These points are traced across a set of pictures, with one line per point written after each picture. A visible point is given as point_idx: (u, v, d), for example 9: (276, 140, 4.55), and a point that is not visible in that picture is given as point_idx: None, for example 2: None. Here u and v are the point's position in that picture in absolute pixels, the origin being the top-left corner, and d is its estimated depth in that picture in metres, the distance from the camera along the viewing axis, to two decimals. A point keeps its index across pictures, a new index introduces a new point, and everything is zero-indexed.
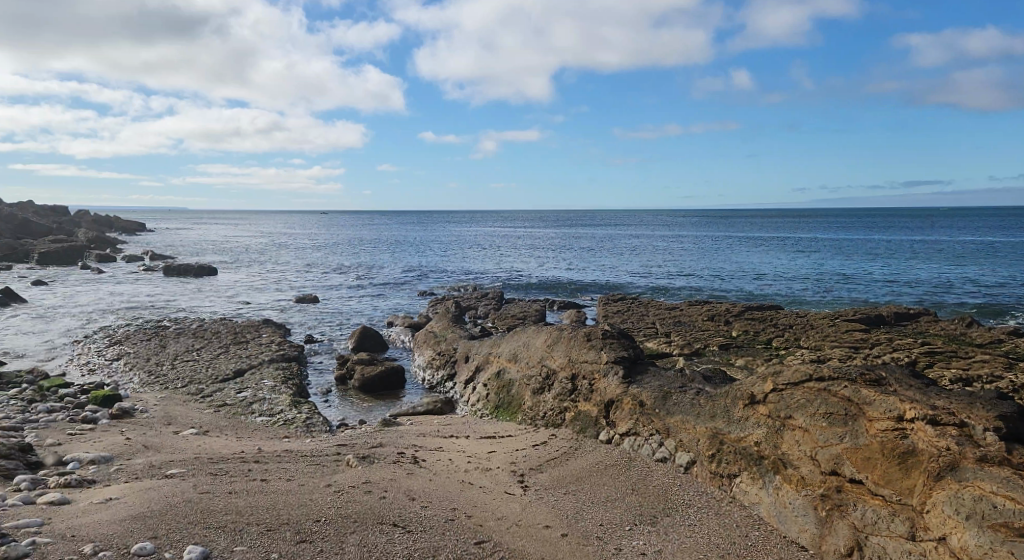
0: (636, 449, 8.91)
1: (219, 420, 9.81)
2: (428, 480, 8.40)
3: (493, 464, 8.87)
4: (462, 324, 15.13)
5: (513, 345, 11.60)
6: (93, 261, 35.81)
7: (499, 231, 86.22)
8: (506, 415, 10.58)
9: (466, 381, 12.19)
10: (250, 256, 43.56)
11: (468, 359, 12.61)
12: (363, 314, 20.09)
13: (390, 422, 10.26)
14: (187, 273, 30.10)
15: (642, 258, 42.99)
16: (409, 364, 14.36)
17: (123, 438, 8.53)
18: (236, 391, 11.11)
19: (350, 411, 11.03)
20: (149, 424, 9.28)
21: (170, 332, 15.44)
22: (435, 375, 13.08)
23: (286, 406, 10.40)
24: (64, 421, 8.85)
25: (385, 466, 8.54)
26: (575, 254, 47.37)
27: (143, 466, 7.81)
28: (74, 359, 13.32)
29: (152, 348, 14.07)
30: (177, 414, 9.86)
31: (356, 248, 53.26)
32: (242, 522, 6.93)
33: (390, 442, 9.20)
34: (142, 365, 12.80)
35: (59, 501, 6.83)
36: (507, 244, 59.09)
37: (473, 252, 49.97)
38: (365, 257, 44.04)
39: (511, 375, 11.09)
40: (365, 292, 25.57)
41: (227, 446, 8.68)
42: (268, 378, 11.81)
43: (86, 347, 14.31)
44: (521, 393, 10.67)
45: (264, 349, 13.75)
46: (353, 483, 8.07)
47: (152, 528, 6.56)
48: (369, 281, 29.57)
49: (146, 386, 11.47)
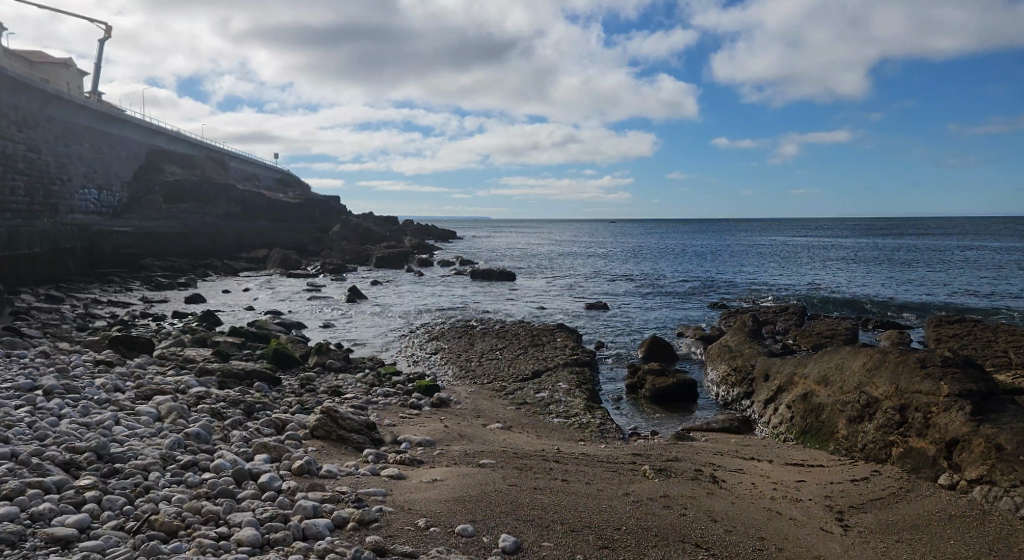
0: (992, 500, 7.12)
1: (522, 417, 10.74)
2: (732, 503, 7.29)
3: (805, 496, 7.66)
4: (761, 340, 14.17)
5: (823, 367, 10.44)
6: (415, 264, 41.57)
7: (790, 239, 80.02)
8: (814, 442, 9.60)
9: (766, 400, 11.37)
10: (541, 263, 46.73)
11: (768, 377, 11.76)
12: (651, 324, 20.05)
13: (683, 435, 10.21)
14: (488, 277, 33.24)
15: (987, 274, 35.74)
16: (702, 378, 13.96)
17: (442, 425, 9.71)
18: (535, 391, 12.12)
19: (640, 420, 11.22)
20: (464, 415, 10.51)
21: (478, 330, 17.05)
22: (731, 392, 12.53)
23: (580, 410, 11.04)
24: (394, 407, 10.53)
25: (683, 482, 7.74)
26: (885, 266, 41.72)
27: (461, 454, 8.33)
28: (403, 350, 15.46)
29: (463, 345, 15.70)
30: (486, 408, 11.06)
31: (639, 257, 53.94)
32: (549, 519, 6.26)
33: (687, 459, 8.73)
34: (457, 360, 14.44)
35: (394, 477, 7.02)
36: (802, 253, 54.55)
37: (761, 263, 47.11)
38: (647, 266, 44.28)
39: (820, 400, 10.02)
40: (651, 302, 25.55)
41: (529, 443, 9.20)
42: (563, 381, 12.64)
43: (412, 340, 16.50)
44: (833, 420, 9.55)
45: (560, 353, 14.48)
46: (652, 495, 7.18)
47: (470, 512, 6.18)
48: (654, 291, 29.52)
49: (460, 380, 12.95)
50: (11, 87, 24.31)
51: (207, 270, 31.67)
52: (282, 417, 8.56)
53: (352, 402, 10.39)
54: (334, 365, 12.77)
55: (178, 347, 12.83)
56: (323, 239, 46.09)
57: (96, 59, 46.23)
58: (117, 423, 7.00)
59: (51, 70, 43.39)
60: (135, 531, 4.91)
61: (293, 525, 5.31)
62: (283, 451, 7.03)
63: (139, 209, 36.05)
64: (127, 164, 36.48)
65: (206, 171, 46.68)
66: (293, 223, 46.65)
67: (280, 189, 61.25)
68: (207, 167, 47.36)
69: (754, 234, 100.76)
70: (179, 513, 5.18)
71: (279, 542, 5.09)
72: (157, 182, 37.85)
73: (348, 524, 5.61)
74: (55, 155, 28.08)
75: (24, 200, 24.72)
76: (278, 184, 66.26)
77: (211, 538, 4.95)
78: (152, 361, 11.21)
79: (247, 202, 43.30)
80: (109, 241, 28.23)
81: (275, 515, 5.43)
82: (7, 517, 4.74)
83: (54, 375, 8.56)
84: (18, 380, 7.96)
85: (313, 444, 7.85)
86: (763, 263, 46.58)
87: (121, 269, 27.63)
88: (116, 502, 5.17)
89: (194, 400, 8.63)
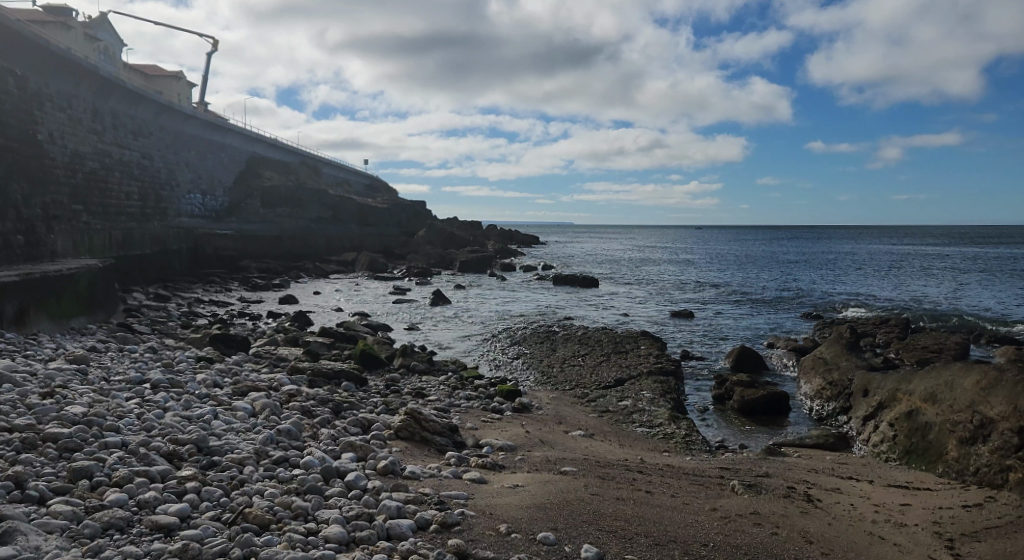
0: None
1: (604, 425, 10.62)
2: (829, 524, 6.86)
3: (910, 520, 7.13)
4: (860, 354, 13.39)
5: (931, 384, 9.74)
6: (497, 269, 41.96)
7: (894, 246, 75.33)
8: (920, 463, 8.98)
9: (864, 416, 10.75)
10: (625, 269, 46.05)
11: (867, 393, 11.09)
12: (740, 333, 19.36)
13: (774, 450, 9.78)
14: (571, 282, 33.13)
15: None
16: (795, 391, 13.34)
17: (524, 430, 9.72)
18: (618, 399, 11.94)
19: (727, 432, 10.85)
20: (546, 421, 10.48)
21: (560, 336, 16.99)
22: (826, 407, 11.93)
23: (665, 420, 10.79)
24: (476, 410, 10.65)
25: (776, 500, 7.38)
26: (999, 277, 38.61)
27: (543, 460, 8.28)
28: (485, 354, 15.61)
29: (545, 350, 15.68)
30: (568, 414, 10.99)
31: (726, 264, 52.26)
32: (633, 531, 6.11)
33: (778, 475, 8.34)
34: (539, 365, 14.45)
35: (476, 480, 7.07)
36: (905, 262, 51.28)
37: (859, 271, 44.63)
38: (735, 273, 42.87)
39: (926, 418, 9.36)
40: (739, 310, 24.70)
41: (612, 452, 9.07)
42: (647, 390, 12.39)
43: (494, 344, 16.64)
44: (942, 440, 8.89)
45: (643, 361, 14.23)
46: (741, 512, 6.88)
47: (552, 519, 6.13)
48: (742, 299, 28.51)
49: (542, 385, 12.96)
50: (130, 99, 26.33)
51: (299, 272, 33.14)
52: (368, 417, 8.78)
53: (435, 404, 10.57)
54: (418, 367, 13.04)
55: (272, 346, 13.46)
56: (408, 244, 47.31)
57: (204, 72, 49.35)
58: (215, 417, 7.38)
59: (165, 83, 46.68)
60: (231, 522, 5.12)
61: (378, 525, 5.41)
62: (369, 450, 7.22)
63: (239, 213, 38.16)
64: (230, 170, 38.72)
65: (302, 177, 48.94)
66: (380, 228, 48.24)
67: (369, 195, 63.37)
68: (302, 173, 49.65)
69: (850, 241, 95.95)
70: (270, 508, 5.38)
71: (363, 541, 5.20)
72: (256, 188, 39.96)
73: (430, 526, 5.67)
74: (166, 163, 30.16)
75: (139, 204, 26.70)
76: (367, 189, 68.58)
77: (300, 533, 5.10)
78: (249, 359, 11.81)
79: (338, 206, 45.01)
80: (212, 244, 30.06)
81: (361, 514, 5.55)
82: (117, 502, 5.01)
83: (161, 369, 9.14)
84: (130, 373, 8.55)
85: (397, 445, 8.00)
86: (861, 272, 44.14)
87: (222, 270, 29.32)
88: (214, 493, 5.42)
89: (286, 397, 9.00)
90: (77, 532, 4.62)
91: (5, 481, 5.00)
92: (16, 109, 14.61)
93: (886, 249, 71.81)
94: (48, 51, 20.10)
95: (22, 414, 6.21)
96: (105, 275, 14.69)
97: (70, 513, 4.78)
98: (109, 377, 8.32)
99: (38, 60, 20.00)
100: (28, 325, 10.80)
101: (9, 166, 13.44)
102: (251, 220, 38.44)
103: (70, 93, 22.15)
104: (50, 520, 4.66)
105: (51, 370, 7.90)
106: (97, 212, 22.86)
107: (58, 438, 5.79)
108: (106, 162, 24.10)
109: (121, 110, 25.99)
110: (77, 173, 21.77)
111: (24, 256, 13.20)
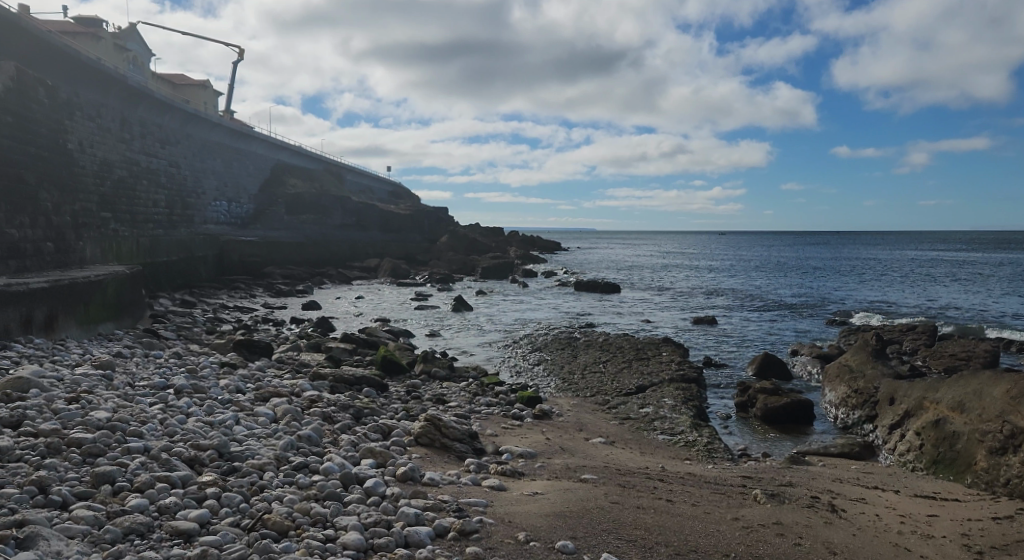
0: None
1: (624, 432, 10.57)
2: (853, 535, 6.74)
3: (938, 532, 6.98)
4: (886, 361, 13.17)
5: (959, 393, 9.54)
6: (519, 275, 42.02)
7: (922, 252, 74.06)
8: (948, 473, 8.79)
9: (891, 424, 10.57)
10: (648, 275, 45.84)
11: (894, 401, 10.90)
12: (763, 340, 19.14)
13: (798, 459, 9.65)
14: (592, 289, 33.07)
15: None
16: (819, 399, 13.15)
17: (544, 437, 9.72)
18: (639, 406, 11.88)
19: (750, 441, 10.72)
20: (566, 428, 10.47)
21: (581, 343, 16.95)
22: (851, 415, 11.75)
23: (687, 427, 10.70)
24: (496, 417, 10.67)
25: (798, 510, 7.27)
26: None
27: (562, 468, 8.27)
28: (506, 360, 15.63)
29: (566, 357, 15.65)
30: (588, 422, 10.96)
31: (750, 270, 51.75)
32: (653, 540, 6.07)
33: (801, 484, 8.22)
34: (560, 372, 14.42)
35: (495, 488, 7.08)
36: (934, 268, 50.26)
37: (886, 277, 43.91)
38: (759, 279, 42.42)
39: (954, 428, 9.16)
40: (762, 317, 24.43)
41: (633, 460, 9.02)
42: (669, 397, 12.30)
43: (514, 351, 16.66)
44: (971, 450, 8.70)
45: (665, 368, 14.14)
46: (763, 522, 6.79)
47: (571, 528, 6.12)
48: (766, 306, 28.20)
49: (562, 392, 12.95)
50: (157, 108, 26.89)
51: (323, 278, 33.51)
52: (388, 423, 8.85)
53: (455, 411, 10.62)
54: (439, 374, 13.10)
55: (295, 352, 13.63)
56: (430, 250, 47.60)
57: (231, 81, 50.24)
58: (237, 422, 7.50)
59: (192, 92, 47.60)
60: (250, 528, 5.20)
61: (395, 532, 5.45)
62: (388, 456, 7.28)
63: (263, 220, 38.74)
64: (255, 178, 39.33)
65: (325, 184, 49.53)
66: (402, 234, 48.83)
67: (391, 201, 63.91)
68: (325, 180, 50.25)
69: (878, 246, 94.45)
70: (289, 514, 5.45)
71: (382, 548, 5.24)
72: (280, 195, 40.51)
73: (448, 534, 5.69)
74: (192, 171, 30.72)
75: (166, 212, 27.22)
76: (390, 195, 69.17)
77: (318, 540, 5.17)
78: (272, 365, 11.98)
79: (361, 213, 45.49)
80: (237, 251, 30.56)
81: (379, 521, 5.60)
82: (138, 508, 5.12)
83: (185, 375, 9.32)
84: (154, 378, 8.72)
85: (417, 451, 8.05)
86: (888, 278, 43.42)
87: (247, 276, 29.76)
88: (233, 499, 5.51)
89: (307, 403, 9.11)
90: (99, 537, 4.73)
91: (30, 485, 5.13)
92: (48, 120, 15.02)
93: (915, 255, 70.41)
94: (79, 62, 20.63)
95: (49, 419, 6.37)
96: (132, 282, 15.00)
97: (93, 517, 4.89)
98: (134, 383, 8.49)
99: (69, 71, 20.53)
100: (57, 331, 11.08)
101: (41, 175, 13.81)
102: (276, 226, 38.98)
103: (100, 103, 22.69)
104: (72, 525, 4.77)
105: (78, 375, 8.09)
106: (125, 219, 23.36)
107: (82, 443, 5.92)
108: (134, 170, 24.63)
109: (149, 119, 26.55)
110: (106, 181, 22.28)
111: (54, 264, 13.54)
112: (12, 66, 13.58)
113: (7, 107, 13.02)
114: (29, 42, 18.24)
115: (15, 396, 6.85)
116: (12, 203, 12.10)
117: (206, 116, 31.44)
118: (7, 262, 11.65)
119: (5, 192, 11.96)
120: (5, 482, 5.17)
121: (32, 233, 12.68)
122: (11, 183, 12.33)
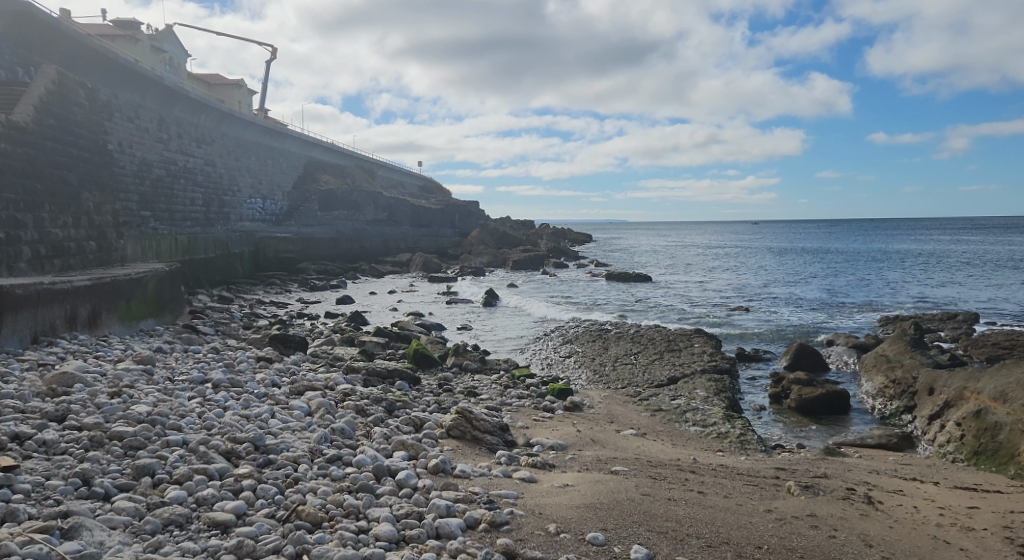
0: None
1: (656, 424, 10.55)
2: (890, 528, 6.61)
3: (979, 525, 6.81)
4: (924, 351, 12.84)
5: (1001, 383, 9.28)
6: (550, 268, 42.00)
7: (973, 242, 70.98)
8: (990, 465, 8.57)
9: (930, 415, 10.33)
10: (680, 267, 45.19)
11: (933, 392, 10.64)
12: (800, 331, 18.74)
13: (834, 449, 9.50)
14: (621, 279, 33.37)
15: None
16: (856, 390, 12.90)
17: (575, 429, 9.73)
18: (670, 398, 11.80)
19: (784, 432, 10.60)
20: (596, 420, 10.47)
21: (612, 335, 16.86)
22: (889, 406, 11.54)
23: (719, 419, 10.60)
24: (527, 409, 10.71)
25: (834, 502, 7.15)
26: None
27: (593, 460, 8.27)
28: (537, 353, 15.67)
29: (597, 349, 15.64)
30: (619, 413, 10.94)
31: (786, 261, 50.73)
32: (684, 532, 6.03)
33: (837, 476, 8.08)
34: (590, 364, 14.42)
35: (526, 480, 7.13)
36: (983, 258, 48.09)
37: (927, 267, 42.53)
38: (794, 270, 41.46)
39: (996, 418, 8.92)
40: (799, 308, 23.93)
41: (664, 451, 8.99)
42: (700, 388, 12.20)
43: (545, 343, 16.69)
44: (1014, 440, 8.46)
45: (698, 360, 14.00)
46: (798, 514, 6.72)
47: (601, 520, 6.12)
48: (802, 296, 27.61)
49: (594, 383, 12.98)
50: (194, 107, 27.47)
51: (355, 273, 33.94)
52: (420, 416, 8.98)
53: (486, 404, 10.72)
54: (470, 367, 13.20)
55: (329, 346, 13.89)
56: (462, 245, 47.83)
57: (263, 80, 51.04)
58: (273, 416, 7.68)
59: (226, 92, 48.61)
60: (285, 519, 5.34)
61: (427, 524, 5.55)
62: (420, 449, 7.37)
63: (297, 217, 39.42)
64: (289, 175, 39.97)
65: (357, 180, 50.07)
66: (433, 229, 49.38)
67: (421, 196, 64.26)
68: (357, 177, 50.81)
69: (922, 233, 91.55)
70: (322, 505, 5.58)
71: (413, 539, 5.34)
72: (314, 191, 41.12)
73: (479, 526, 5.75)
74: (228, 169, 31.42)
75: (203, 210, 27.92)
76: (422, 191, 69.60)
77: (352, 531, 5.28)
78: (306, 359, 12.24)
79: (391, 208, 45.94)
80: (272, 247, 31.21)
81: (410, 513, 5.70)
82: (176, 499, 5.30)
83: (221, 370, 9.57)
84: (192, 373, 8.97)
85: (448, 444, 8.16)
86: (929, 267, 42.10)
87: (282, 272, 30.35)
88: (269, 491, 5.65)
89: (341, 396, 9.29)
90: (139, 528, 4.91)
91: (74, 478, 5.35)
92: (89, 119, 15.44)
93: (958, 243, 68.07)
94: (119, 64, 21.17)
95: (92, 413, 6.61)
96: (171, 279, 15.44)
97: (133, 509, 5.08)
98: (173, 377, 8.75)
99: (109, 73, 21.08)
100: (100, 327, 11.49)
101: (84, 175, 14.27)
102: (309, 222, 39.68)
103: (138, 103, 23.29)
104: (114, 516, 4.96)
105: (120, 370, 8.39)
106: (164, 217, 23.99)
107: (123, 437, 6.14)
108: (172, 169, 25.27)
109: (185, 118, 27.12)
110: (145, 181, 22.95)
111: (96, 261, 14.02)
112: (53, 69, 13.99)
113: (50, 110, 13.46)
114: (69, 45, 18.70)
115: (60, 391, 7.14)
116: (56, 204, 12.54)
117: (240, 114, 31.97)
118: (51, 261, 12.12)
119: (49, 192, 12.41)
120: (52, 474, 5.40)
121: (75, 232, 13.14)
122: (55, 183, 12.76)
